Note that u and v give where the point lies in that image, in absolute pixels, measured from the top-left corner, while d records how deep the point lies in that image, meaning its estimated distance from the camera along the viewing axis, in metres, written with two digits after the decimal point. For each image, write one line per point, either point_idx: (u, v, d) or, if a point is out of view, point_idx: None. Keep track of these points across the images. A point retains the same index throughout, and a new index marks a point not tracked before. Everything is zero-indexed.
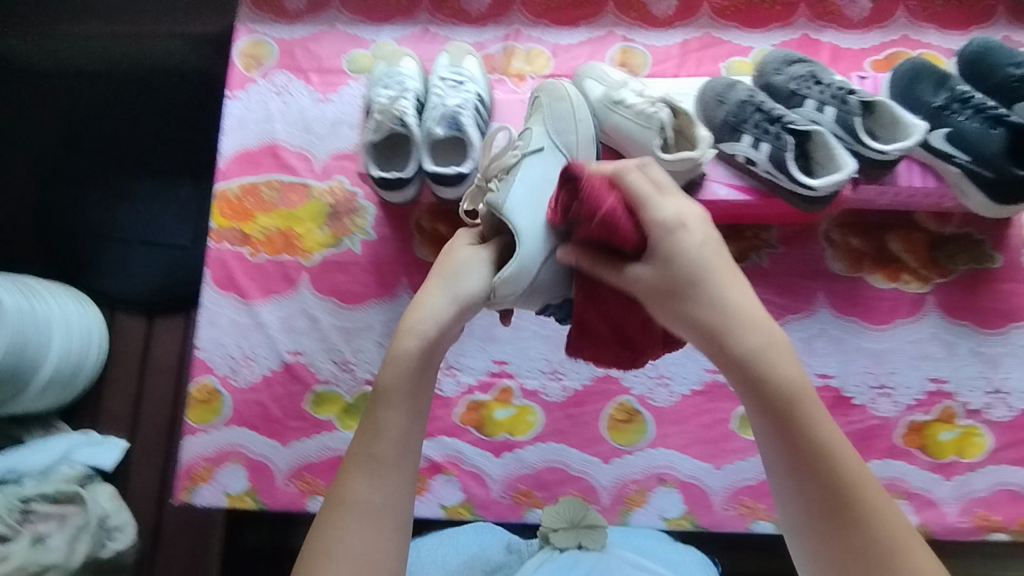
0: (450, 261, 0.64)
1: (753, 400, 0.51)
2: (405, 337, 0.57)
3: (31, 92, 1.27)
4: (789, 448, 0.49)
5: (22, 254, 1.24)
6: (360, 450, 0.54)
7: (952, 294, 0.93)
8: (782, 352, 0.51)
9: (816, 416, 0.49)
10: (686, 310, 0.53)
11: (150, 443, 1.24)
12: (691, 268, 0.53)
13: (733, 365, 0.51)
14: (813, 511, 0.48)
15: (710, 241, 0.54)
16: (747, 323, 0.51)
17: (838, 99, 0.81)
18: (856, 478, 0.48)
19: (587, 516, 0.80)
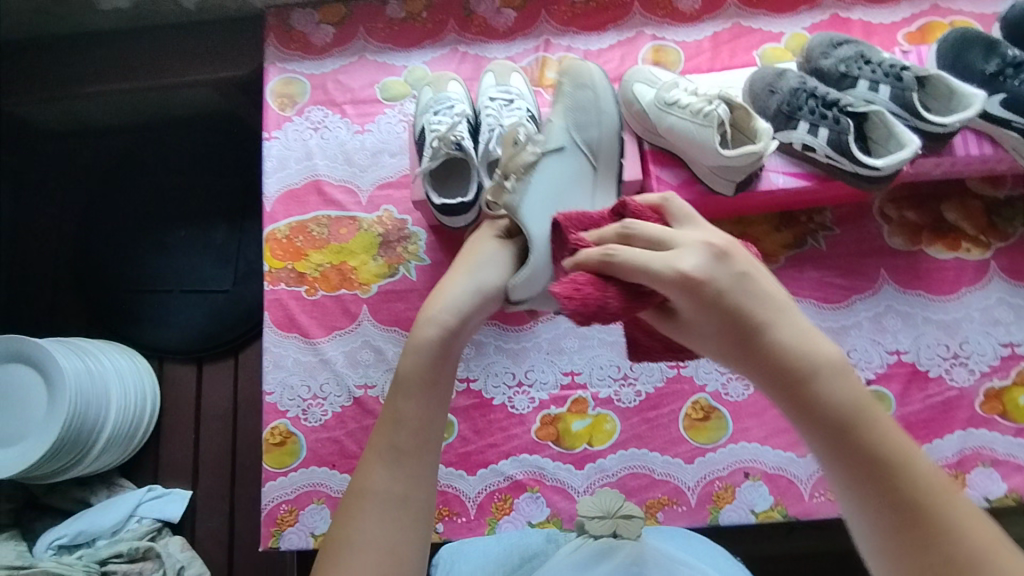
0: (469, 257, 0.66)
1: (803, 418, 0.46)
2: (426, 325, 0.57)
3: (61, 154, 1.26)
4: (857, 479, 0.43)
5: (59, 318, 1.21)
6: (382, 438, 0.53)
7: (1013, 257, 0.94)
8: (842, 370, 0.46)
9: (885, 436, 0.43)
10: (731, 340, 0.48)
11: (213, 492, 1.15)
12: (724, 309, 0.47)
13: (781, 388, 0.46)
14: (890, 544, 0.42)
15: (746, 269, 0.48)
16: (796, 347, 0.46)
17: (892, 77, 0.84)
18: (937, 496, 0.42)
19: (623, 506, 0.73)
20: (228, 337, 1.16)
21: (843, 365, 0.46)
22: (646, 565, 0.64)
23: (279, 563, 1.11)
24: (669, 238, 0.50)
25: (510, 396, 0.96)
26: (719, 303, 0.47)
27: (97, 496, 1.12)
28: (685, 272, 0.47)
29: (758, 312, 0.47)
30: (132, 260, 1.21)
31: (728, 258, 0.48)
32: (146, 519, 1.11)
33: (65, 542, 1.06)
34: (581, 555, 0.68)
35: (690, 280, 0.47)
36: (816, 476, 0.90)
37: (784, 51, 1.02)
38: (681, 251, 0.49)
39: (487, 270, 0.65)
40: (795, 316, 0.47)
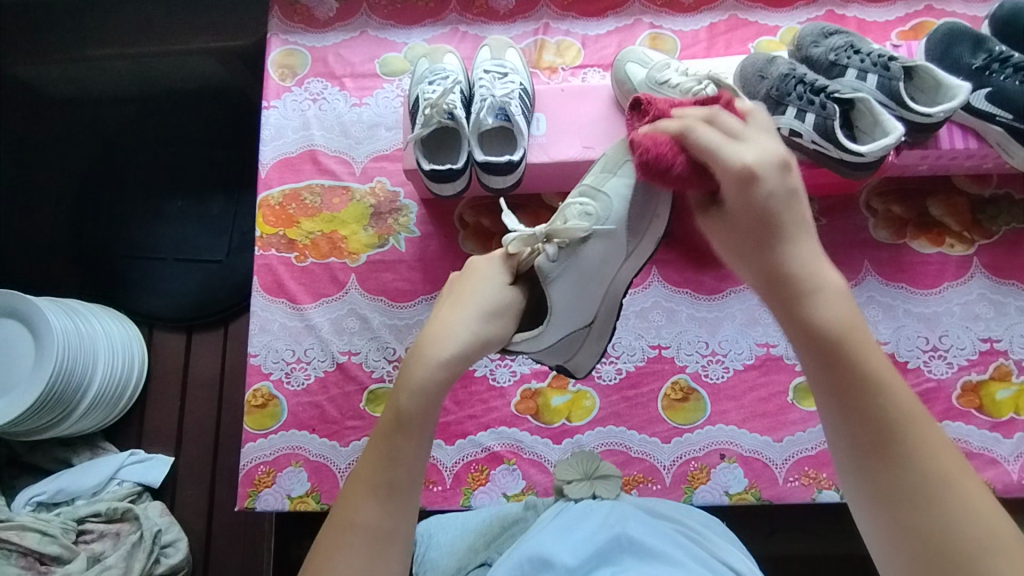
0: (473, 294, 0.61)
1: (798, 336, 0.47)
2: (424, 365, 0.55)
3: (65, 120, 1.28)
4: (838, 391, 0.44)
5: (50, 280, 1.22)
6: (371, 473, 0.52)
7: (996, 254, 0.95)
8: (838, 293, 0.48)
9: (873, 356, 0.45)
10: (768, 252, 0.50)
11: (194, 458, 1.14)
12: (761, 209, 0.49)
13: (793, 309, 0.48)
14: (863, 457, 0.43)
15: (785, 191, 0.50)
16: (805, 260, 0.49)
17: (879, 66, 0.86)
18: (911, 414, 0.43)
19: (599, 467, 0.75)
20: (218, 306, 1.17)
21: (842, 292, 0.48)
22: (626, 521, 0.63)
23: (253, 532, 1.10)
24: (739, 134, 0.52)
25: (491, 369, 0.96)
26: (762, 204, 0.49)
27: (78, 456, 1.11)
28: (746, 165, 0.49)
29: (787, 221, 0.49)
30: (126, 226, 1.22)
31: (787, 169, 0.51)
32: (127, 483, 1.09)
33: (43, 500, 1.05)
34: (559, 521, 0.66)
35: (746, 176, 0.50)
36: (791, 461, 0.90)
37: (779, 44, 1.03)
38: (745, 149, 0.50)
39: (492, 311, 0.61)
40: (809, 232, 0.50)
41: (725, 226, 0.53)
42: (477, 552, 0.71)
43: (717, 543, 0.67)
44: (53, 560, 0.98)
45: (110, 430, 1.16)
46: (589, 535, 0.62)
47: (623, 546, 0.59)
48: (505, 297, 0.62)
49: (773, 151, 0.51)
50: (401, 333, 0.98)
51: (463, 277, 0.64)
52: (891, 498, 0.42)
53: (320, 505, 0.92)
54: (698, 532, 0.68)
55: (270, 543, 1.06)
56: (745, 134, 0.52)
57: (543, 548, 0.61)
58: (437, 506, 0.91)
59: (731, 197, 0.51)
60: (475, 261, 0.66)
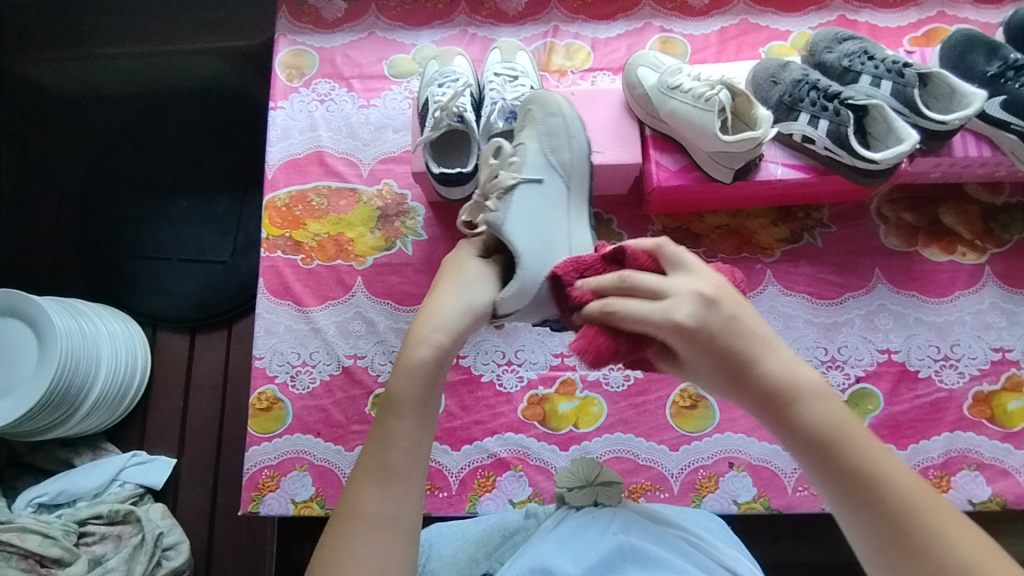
0: (448, 274, 0.62)
1: (793, 445, 0.49)
2: (416, 345, 0.55)
3: (70, 119, 1.27)
4: (852, 508, 0.46)
5: (53, 279, 1.21)
6: (371, 458, 0.52)
7: (1008, 263, 0.94)
8: (824, 396, 0.49)
9: (872, 458, 0.46)
10: (744, 377, 0.51)
11: (196, 461, 1.13)
12: (714, 347, 0.51)
13: (784, 425, 0.49)
14: (896, 570, 0.44)
15: (732, 319, 0.51)
16: (782, 372, 0.50)
17: (894, 73, 0.86)
18: (926, 513, 0.44)
19: (601, 473, 0.72)
20: (223, 308, 1.16)
21: (825, 390, 0.50)
22: (628, 530, 0.63)
23: (256, 538, 1.09)
24: (659, 286, 0.53)
25: (498, 374, 0.96)
26: (714, 339, 0.51)
27: (80, 457, 1.10)
28: (678, 320, 0.51)
29: (746, 345, 0.51)
30: (130, 226, 1.21)
31: (716, 303, 0.52)
32: (129, 484, 1.08)
33: (45, 501, 1.04)
34: (560, 531, 0.65)
35: (681, 328, 0.51)
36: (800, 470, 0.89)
37: (790, 48, 1.02)
38: (672, 303, 0.52)
39: (474, 287, 0.61)
40: (772, 337, 0.52)
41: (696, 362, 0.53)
42: (479, 561, 0.69)
43: (722, 548, 0.66)
44: (53, 563, 0.97)
45: (112, 431, 1.15)
46: (591, 544, 0.61)
47: (627, 555, 0.58)
48: (484, 271, 0.63)
49: (692, 291, 0.52)
50: (407, 337, 0.97)
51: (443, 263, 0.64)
52: None
53: (325, 510, 0.91)
54: (700, 538, 0.66)
55: (272, 547, 1.05)
56: (666, 287, 0.53)
57: (546, 558, 0.59)
58: (442, 512, 0.90)
59: (679, 346, 0.52)
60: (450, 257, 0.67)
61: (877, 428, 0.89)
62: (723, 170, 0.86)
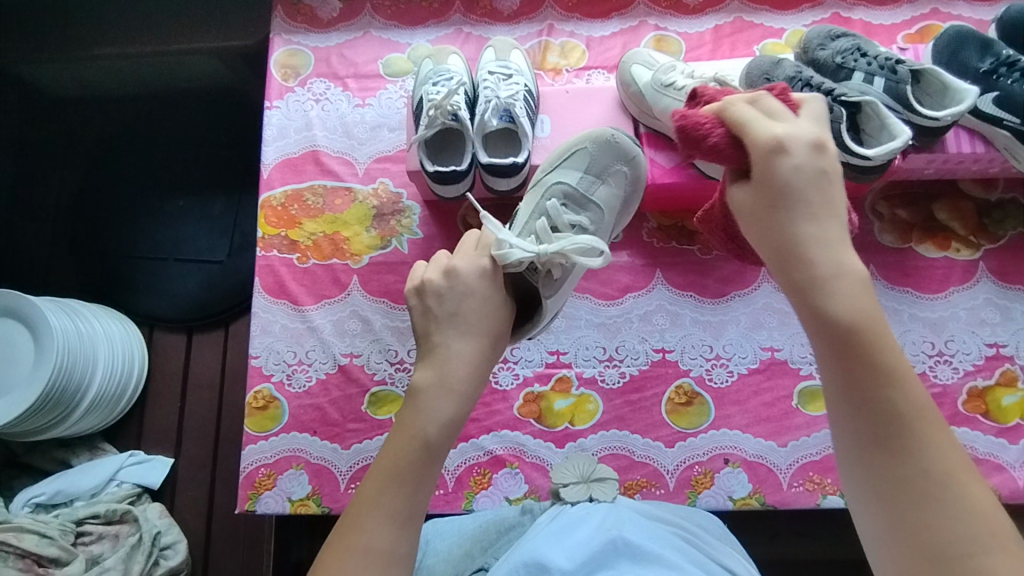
0: (483, 321, 0.56)
1: (812, 318, 0.47)
2: (444, 392, 0.52)
3: (66, 119, 1.27)
4: (851, 385, 0.44)
5: (50, 280, 1.21)
6: (382, 496, 0.49)
7: (1002, 258, 0.95)
8: (861, 281, 0.47)
9: (892, 351, 0.45)
10: (795, 229, 0.48)
11: (194, 460, 1.12)
12: (783, 186, 0.49)
13: (814, 292, 0.46)
14: (871, 457, 0.43)
15: (828, 174, 0.49)
16: (827, 246, 0.47)
17: (886, 70, 0.87)
18: (925, 413, 0.43)
19: (597, 470, 0.75)
20: (219, 307, 1.16)
21: (866, 281, 0.47)
22: (621, 525, 0.62)
23: (253, 536, 1.08)
24: (777, 115, 0.52)
25: (494, 372, 0.96)
26: (787, 180, 0.49)
27: (77, 457, 1.10)
28: (782, 140, 0.50)
29: (813, 204, 0.48)
30: (127, 226, 1.21)
31: (823, 149, 0.50)
32: (126, 484, 1.08)
33: (42, 501, 1.04)
34: (553, 527, 0.65)
35: (774, 148, 0.50)
36: (796, 466, 0.90)
37: (784, 46, 1.03)
38: (781, 125, 0.51)
39: (498, 339, 0.57)
40: (835, 211, 0.49)
41: (748, 209, 0.51)
42: (474, 557, 0.69)
43: (716, 545, 0.66)
44: (50, 563, 0.97)
45: (109, 431, 1.15)
46: (586, 539, 0.61)
47: (620, 550, 0.58)
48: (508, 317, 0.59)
49: (808, 131, 0.51)
50: (403, 336, 0.97)
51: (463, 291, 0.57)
52: (899, 503, 0.42)
53: (322, 508, 0.91)
54: (694, 533, 0.67)
55: (270, 546, 1.05)
56: (785, 116, 0.52)
57: (538, 553, 0.59)
58: (439, 510, 0.90)
59: (756, 170, 0.50)
60: (459, 265, 0.58)
61: None
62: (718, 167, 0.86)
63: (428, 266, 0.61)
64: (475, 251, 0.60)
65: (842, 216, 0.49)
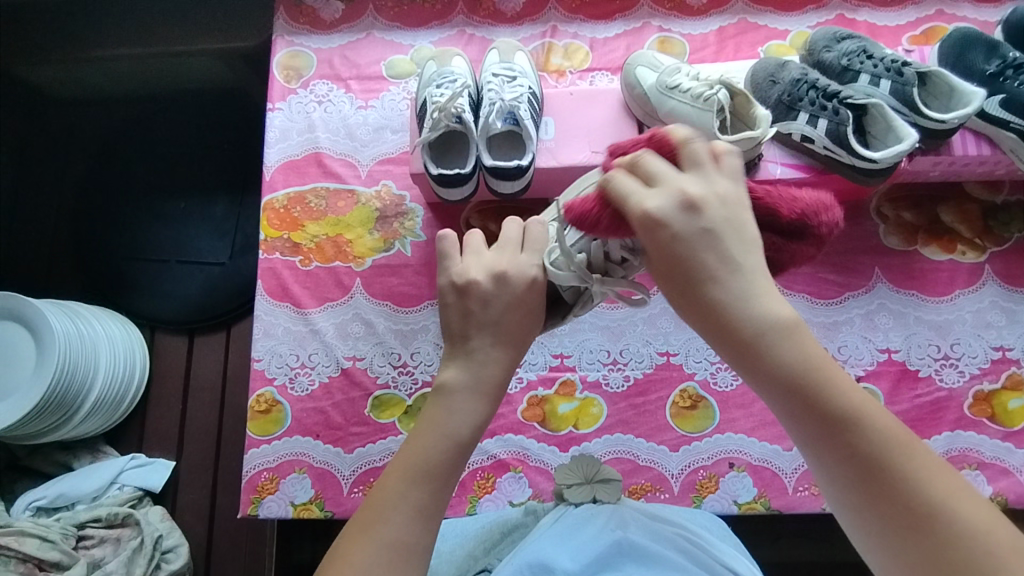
0: (523, 334, 0.53)
1: (753, 379, 0.42)
2: (474, 395, 0.51)
3: (67, 121, 1.27)
4: (815, 439, 0.41)
5: (51, 282, 1.20)
6: (406, 491, 0.47)
7: (1009, 261, 0.94)
8: (794, 329, 0.42)
9: (838, 392, 0.41)
10: (716, 299, 0.42)
11: (196, 463, 1.12)
12: (679, 259, 0.42)
13: (751, 360, 0.42)
14: (853, 501, 0.41)
15: (727, 224, 0.43)
16: (749, 301, 0.42)
17: (893, 72, 0.87)
18: (893, 444, 0.40)
19: (600, 471, 0.74)
20: (221, 310, 1.15)
21: (797, 321, 0.42)
22: (626, 528, 0.62)
23: (255, 539, 1.08)
24: (651, 180, 0.44)
25: None
26: (669, 252, 0.42)
27: (79, 460, 1.10)
28: (649, 214, 0.43)
29: (708, 264, 0.42)
30: (128, 229, 1.21)
31: (697, 207, 0.43)
32: (128, 487, 1.07)
33: (43, 504, 1.03)
34: (557, 528, 0.64)
35: (647, 223, 0.43)
36: (801, 470, 0.89)
37: (789, 48, 1.02)
38: (653, 194, 0.43)
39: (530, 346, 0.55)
40: (746, 261, 0.43)
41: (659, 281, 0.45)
42: (477, 558, 0.69)
43: (723, 548, 0.65)
44: (51, 567, 0.96)
45: (111, 434, 1.14)
46: (591, 540, 0.60)
47: (624, 551, 0.57)
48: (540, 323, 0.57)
49: (680, 186, 0.43)
50: (406, 339, 0.97)
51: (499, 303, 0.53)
52: (895, 541, 0.39)
53: (325, 512, 0.91)
54: (700, 536, 0.66)
55: (271, 549, 1.04)
56: (659, 176, 0.44)
57: (543, 554, 0.58)
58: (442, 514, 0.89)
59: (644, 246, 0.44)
60: (511, 274, 0.54)
61: None
62: None
63: (468, 257, 0.55)
64: (524, 254, 0.55)
65: (754, 262, 0.43)
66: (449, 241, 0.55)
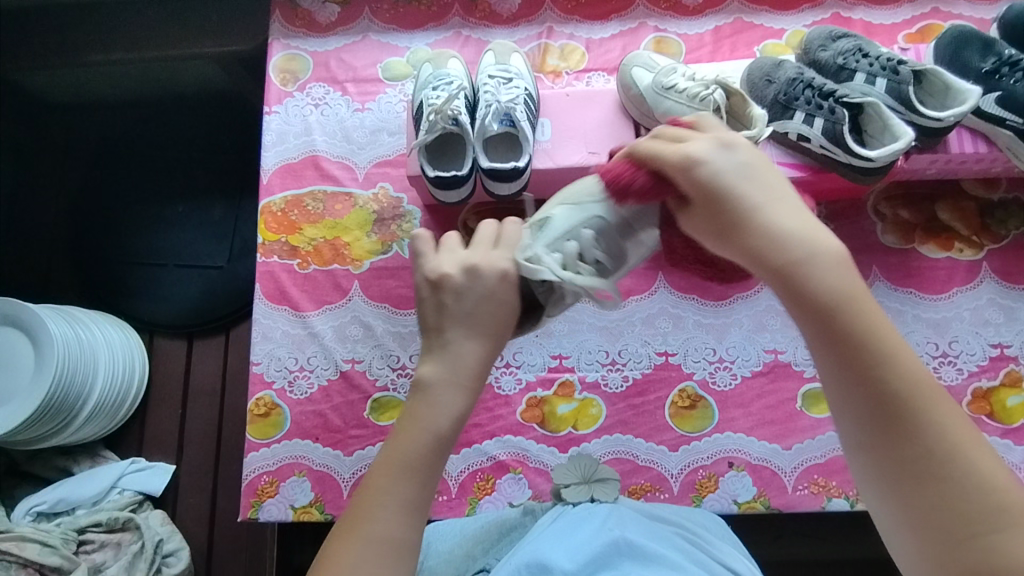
0: (499, 324, 0.51)
1: (791, 306, 0.44)
2: (454, 387, 0.49)
3: (64, 126, 1.27)
4: (846, 370, 0.42)
5: (50, 287, 1.20)
6: (392, 488, 0.47)
7: (1006, 258, 0.94)
8: (838, 262, 0.43)
9: (874, 327, 0.42)
10: (760, 229, 0.44)
11: (196, 466, 1.12)
12: (726, 192, 0.45)
13: (792, 286, 0.43)
14: (870, 437, 0.42)
15: (756, 168, 0.46)
16: (795, 232, 0.44)
17: (888, 71, 0.87)
18: (918, 385, 0.41)
19: (598, 470, 0.74)
20: (220, 313, 1.16)
21: (841, 257, 0.44)
22: (624, 526, 0.61)
23: (256, 542, 1.08)
24: (682, 137, 0.49)
25: (496, 377, 0.95)
26: (706, 183, 0.46)
27: (78, 465, 1.09)
28: (690, 156, 0.46)
29: (751, 200, 0.45)
30: (127, 233, 1.21)
31: (737, 150, 0.47)
32: (128, 492, 1.07)
33: (44, 509, 1.03)
34: (556, 527, 0.64)
35: (687, 164, 0.46)
36: (800, 469, 0.89)
37: (785, 47, 1.02)
38: (691, 143, 0.47)
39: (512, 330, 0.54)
40: (781, 203, 0.45)
41: (698, 216, 0.48)
42: (475, 558, 0.68)
43: (722, 547, 0.65)
44: (53, 571, 0.96)
45: (111, 438, 1.14)
46: (589, 540, 0.60)
47: (623, 551, 0.57)
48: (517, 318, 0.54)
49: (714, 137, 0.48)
50: (405, 341, 0.97)
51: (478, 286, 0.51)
52: (907, 479, 0.40)
53: (325, 515, 0.91)
54: (698, 535, 0.66)
55: (272, 552, 1.04)
56: (689, 132, 0.49)
57: (541, 554, 0.58)
58: (442, 515, 0.90)
59: (684, 189, 0.47)
60: (478, 264, 0.52)
61: None
62: None
63: (442, 252, 0.54)
64: (498, 250, 0.54)
65: (797, 205, 0.46)
66: (423, 240, 0.54)
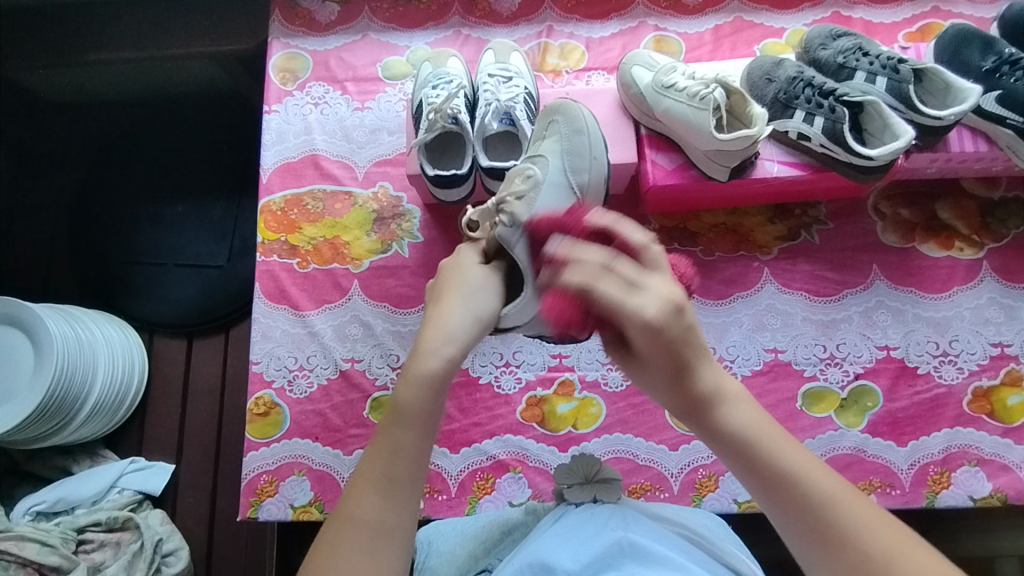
0: (452, 280, 0.58)
1: (717, 448, 0.50)
2: (419, 356, 0.52)
3: (64, 125, 1.27)
4: (772, 501, 0.47)
5: (49, 286, 1.20)
6: (370, 466, 0.49)
7: (1007, 257, 0.94)
8: (744, 399, 0.50)
9: (786, 455, 0.48)
10: (686, 380, 0.50)
11: (195, 466, 1.12)
12: (666, 352, 0.49)
13: (714, 432, 0.50)
14: (816, 556, 0.45)
15: (690, 325, 0.49)
16: (711, 377, 0.50)
17: (888, 69, 0.87)
18: (840, 500, 0.45)
19: (601, 470, 0.73)
20: (219, 312, 1.15)
21: (744, 395, 0.51)
22: (626, 525, 0.61)
23: (255, 542, 1.08)
24: (637, 282, 0.49)
25: (496, 376, 0.95)
26: (655, 338, 0.48)
27: (78, 464, 1.09)
28: (647, 319, 0.47)
29: (685, 353, 0.49)
30: (126, 233, 1.20)
31: (682, 310, 0.48)
32: (127, 491, 1.07)
33: (43, 509, 1.03)
34: (558, 527, 0.64)
35: (646, 329, 0.48)
36: None
37: (785, 46, 1.02)
38: (641, 298, 0.48)
39: (482, 296, 0.57)
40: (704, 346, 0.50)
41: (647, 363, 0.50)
42: (477, 559, 0.68)
43: (723, 547, 0.65)
44: (52, 571, 0.96)
45: (110, 438, 1.14)
46: (591, 540, 0.60)
47: (625, 551, 0.57)
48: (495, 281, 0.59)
49: (661, 290, 0.49)
50: (405, 340, 0.97)
51: (440, 267, 0.60)
52: None
53: (325, 514, 0.91)
54: (701, 536, 0.66)
55: (271, 552, 1.04)
56: (640, 281, 0.49)
57: (543, 553, 0.59)
58: (442, 515, 0.90)
59: (636, 343, 0.49)
60: (448, 261, 0.60)
61: (877, 425, 0.89)
62: (720, 169, 0.86)
63: None
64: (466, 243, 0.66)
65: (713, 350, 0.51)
66: None
